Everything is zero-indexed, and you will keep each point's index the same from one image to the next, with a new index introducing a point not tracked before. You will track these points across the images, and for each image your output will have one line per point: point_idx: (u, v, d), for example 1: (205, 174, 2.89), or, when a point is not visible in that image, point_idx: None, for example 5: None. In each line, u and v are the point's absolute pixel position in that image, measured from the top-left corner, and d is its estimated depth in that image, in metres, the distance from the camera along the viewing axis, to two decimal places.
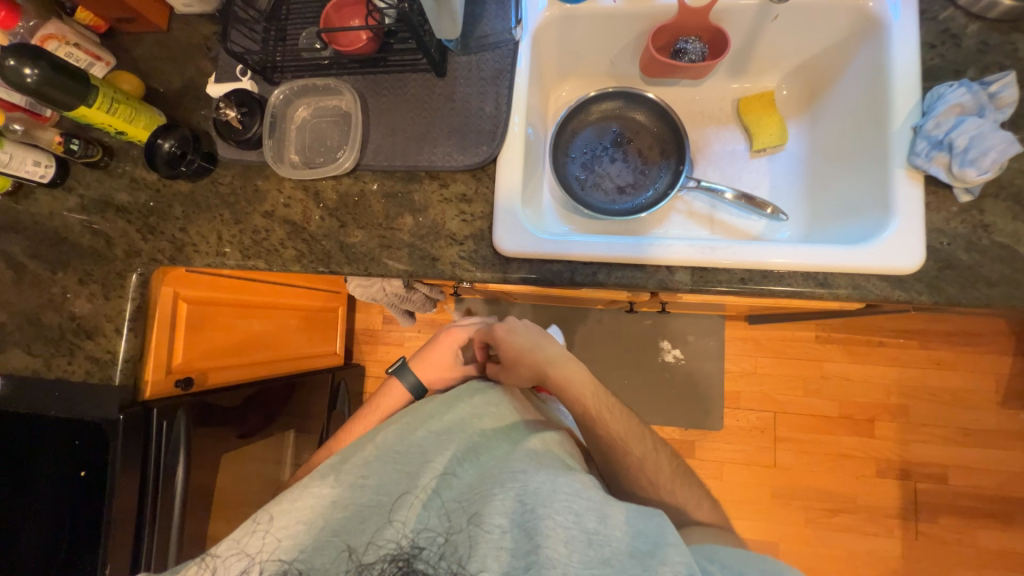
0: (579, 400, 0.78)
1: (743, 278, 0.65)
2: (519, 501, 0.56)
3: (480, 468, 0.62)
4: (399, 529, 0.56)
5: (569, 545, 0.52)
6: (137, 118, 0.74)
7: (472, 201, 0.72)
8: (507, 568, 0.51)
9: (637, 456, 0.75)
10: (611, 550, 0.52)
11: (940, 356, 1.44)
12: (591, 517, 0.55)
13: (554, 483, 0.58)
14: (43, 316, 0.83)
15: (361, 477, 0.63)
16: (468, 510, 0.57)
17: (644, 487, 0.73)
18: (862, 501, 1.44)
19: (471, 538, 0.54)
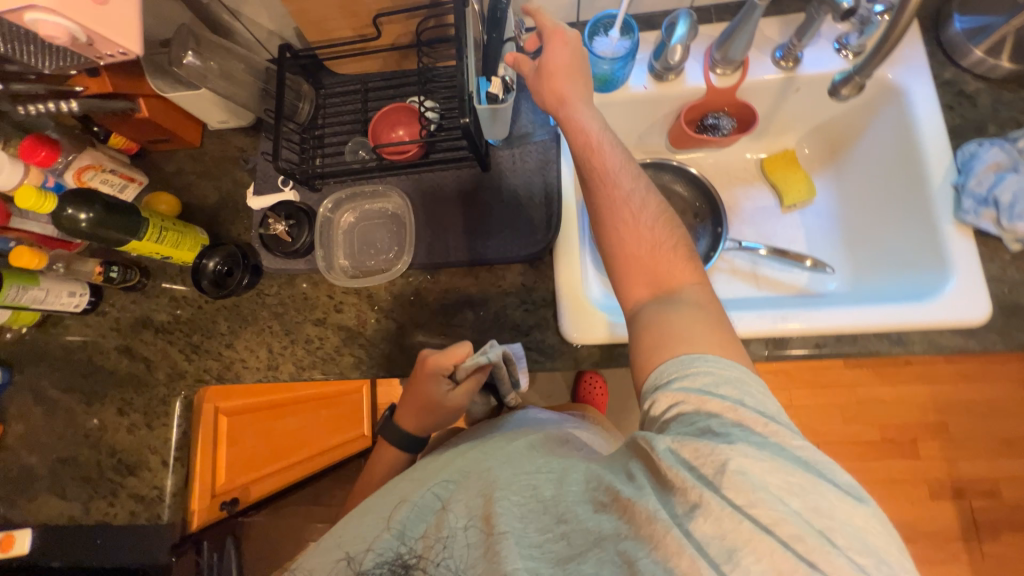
0: (583, 129, 0.59)
1: (818, 343, 0.66)
2: (480, 496, 0.46)
3: (446, 466, 0.54)
4: (377, 545, 0.46)
5: (526, 515, 0.44)
6: (185, 241, 0.73)
7: (533, 291, 0.72)
8: (468, 556, 0.43)
9: (636, 220, 0.56)
10: (575, 513, 0.43)
11: (967, 369, 1.46)
12: (551, 485, 0.46)
13: (516, 462, 0.49)
14: (78, 454, 0.77)
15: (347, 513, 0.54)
16: (439, 502, 0.49)
17: (637, 254, 0.56)
18: (921, 527, 1.41)
19: (435, 538, 0.45)
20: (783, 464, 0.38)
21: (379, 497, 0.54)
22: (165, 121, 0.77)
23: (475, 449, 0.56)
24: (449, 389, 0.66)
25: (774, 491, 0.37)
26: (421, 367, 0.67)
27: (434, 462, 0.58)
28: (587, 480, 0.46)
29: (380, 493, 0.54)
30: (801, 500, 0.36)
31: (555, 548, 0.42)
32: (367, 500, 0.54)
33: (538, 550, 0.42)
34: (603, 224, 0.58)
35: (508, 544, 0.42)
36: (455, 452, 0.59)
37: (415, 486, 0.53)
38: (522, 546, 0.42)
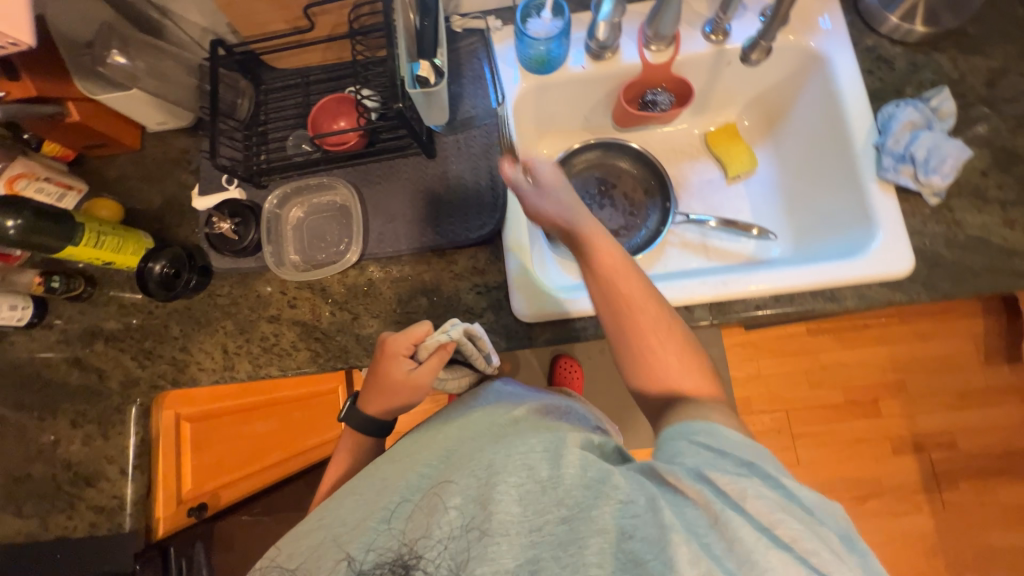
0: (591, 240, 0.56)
1: (758, 304, 0.68)
2: (472, 478, 0.44)
3: (428, 453, 0.50)
4: (370, 546, 0.42)
5: (523, 500, 0.41)
6: (126, 246, 0.71)
7: (484, 273, 0.73)
8: (464, 549, 0.40)
9: (646, 318, 0.53)
10: (575, 495, 0.41)
11: (922, 328, 1.53)
12: (545, 462, 0.43)
13: (510, 445, 0.45)
14: (32, 470, 0.75)
15: (325, 506, 0.48)
16: (424, 490, 0.45)
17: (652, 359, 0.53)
18: (887, 482, 1.47)
19: (426, 529, 0.41)
20: (797, 492, 0.41)
21: (361, 487, 0.49)
22: (98, 125, 0.75)
23: (460, 436, 0.51)
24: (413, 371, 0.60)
25: (793, 514, 0.39)
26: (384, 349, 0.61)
27: (413, 445, 0.53)
28: (584, 461, 0.43)
29: (360, 484, 0.50)
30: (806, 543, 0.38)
31: (557, 532, 0.40)
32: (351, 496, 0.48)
33: (537, 541, 0.39)
34: (616, 328, 0.54)
35: (504, 535, 0.39)
36: (434, 431, 0.54)
37: (396, 476, 0.49)
38: (521, 537, 0.40)
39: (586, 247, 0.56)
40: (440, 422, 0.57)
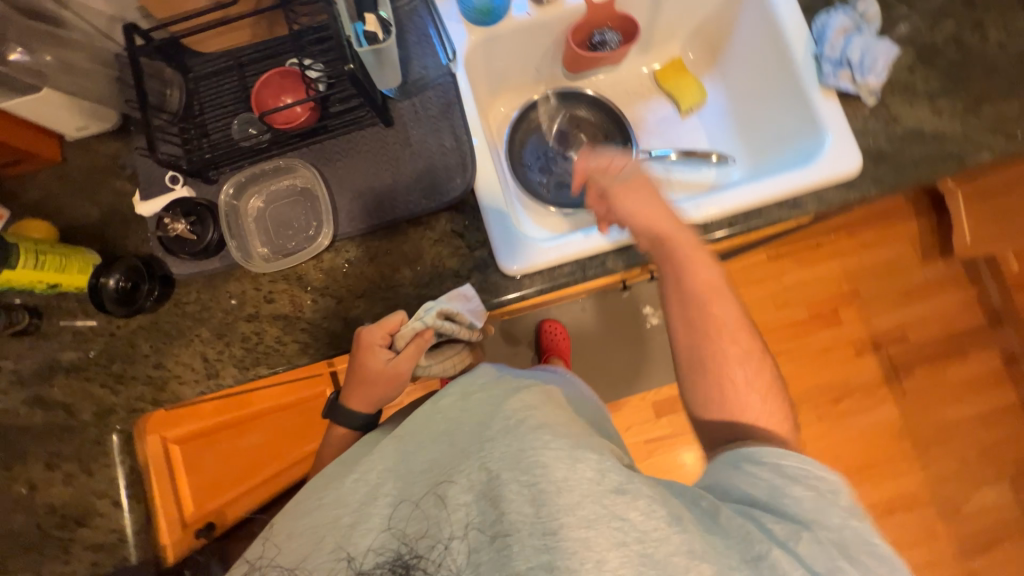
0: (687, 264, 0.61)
1: (730, 223, 0.72)
2: (482, 472, 0.50)
3: (442, 445, 0.55)
4: (373, 541, 0.49)
5: (536, 501, 0.46)
6: (71, 264, 0.65)
7: (464, 234, 0.72)
8: (474, 546, 0.46)
9: (734, 350, 0.59)
10: (589, 499, 0.46)
11: (865, 238, 1.66)
12: (560, 465, 0.48)
13: (521, 440, 0.50)
14: (10, 525, 0.69)
15: (329, 490, 0.55)
16: (437, 490, 0.50)
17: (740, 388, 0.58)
18: (855, 381, 1.61)
19: (439, 524, 0.48)
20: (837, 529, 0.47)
21: (369, 478, 0.55)
22: (7, 138, 0.68)
23: (472, 422, 0.56)
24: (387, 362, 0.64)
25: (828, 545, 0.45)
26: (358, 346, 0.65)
27: (423, 433, 0.58)
28: (599, 466, 0.48)
29: (368, 471, 0.55)
30: (849, 562, 0.45)
31: (569, 535, 0.44)
32: (356, 483, 0.55)
33: (549, 546, 0.44)
34: (700, 344, 0.59)
35: (516, 535, 0.45)
36: (442, 419, 0.58)
37: (408, 471, 0.54)
38: (533, 538, 0.44)
39: (685, 265, 0.60)
40: (447, 407, 0.60)
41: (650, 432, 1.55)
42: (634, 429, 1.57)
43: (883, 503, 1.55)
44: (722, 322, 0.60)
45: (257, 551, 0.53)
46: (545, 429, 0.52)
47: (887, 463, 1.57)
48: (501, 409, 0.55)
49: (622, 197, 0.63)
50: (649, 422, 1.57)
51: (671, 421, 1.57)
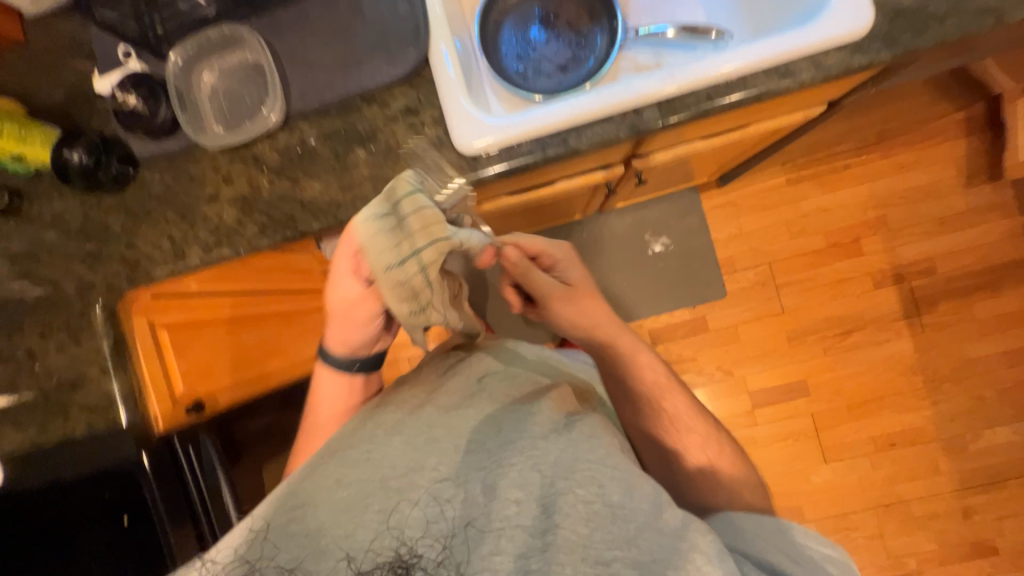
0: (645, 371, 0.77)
1: (709, 96, 0.65)
2: (536, 473, 0.55)
3: (487, 437, 0.58)
4: (384, 535, 0.52)
5: (591, 525, 0.52)
6: (29, 136, 0.67)
7: (419, 112, 0.69)
8: (522, 549, 0.51)
9: (693, 433, 0.75)
10: (643, 534, 0.52)
11: (900, 159, 1.53)
12: (616, 491, 0.54)
13: (577, 450, 0.56)
14: (16, 384, 0.76)
15: (374, 447, 0.57)
16: (485, 480, 0.55)
17: (696, 468, 0.73)
18: (868, 315, 1.53)
19: (489, 512, 0.53)
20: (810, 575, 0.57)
21: (414, 448, 0.57)
22: None
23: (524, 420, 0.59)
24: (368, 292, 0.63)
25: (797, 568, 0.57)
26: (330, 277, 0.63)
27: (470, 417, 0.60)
28: (652, 493, 0.54)
29: (413, 431, 0.58)
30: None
31: (614, 561, 0.51)
32: (399, 449, 0.57)
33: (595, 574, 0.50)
34: (655, 431, 0.75)
35: (569, 555, 0.51)
36: (490, 411, 0.61)
37: (458, 453, 0.57)
38: (583, 562, 0.50)
39: (612, 351, 0.78)
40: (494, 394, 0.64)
41: None
42: None
43: (883, 438, 1.51)
44: (668, 409, 0.76)
45: (282, 512, 0.54)
46: (601, 442, 0.57)
47: (893, 399, 1.52)
48: (551, 411, 0.61)
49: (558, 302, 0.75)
50: None
51: (667, 348, 1.56)
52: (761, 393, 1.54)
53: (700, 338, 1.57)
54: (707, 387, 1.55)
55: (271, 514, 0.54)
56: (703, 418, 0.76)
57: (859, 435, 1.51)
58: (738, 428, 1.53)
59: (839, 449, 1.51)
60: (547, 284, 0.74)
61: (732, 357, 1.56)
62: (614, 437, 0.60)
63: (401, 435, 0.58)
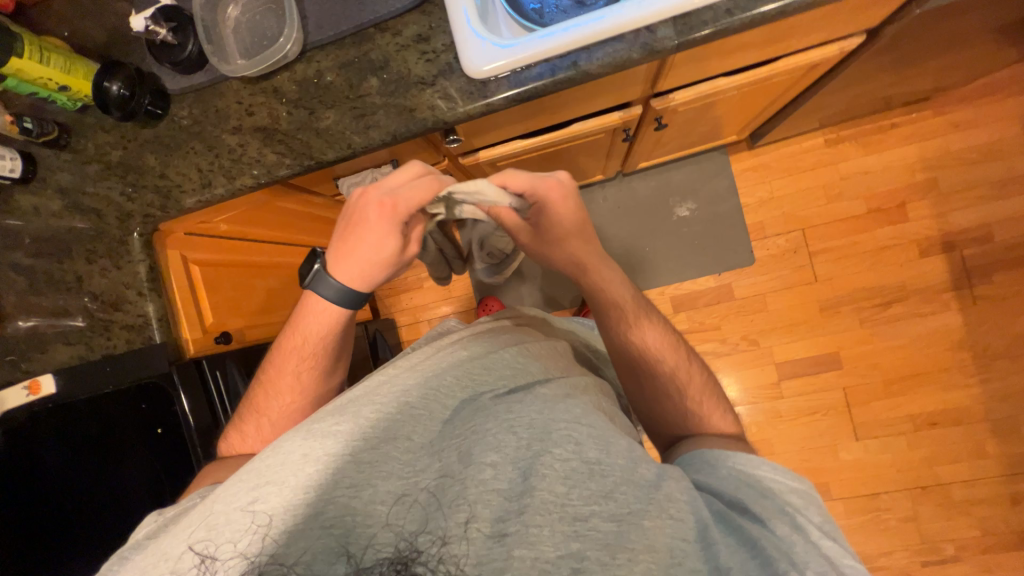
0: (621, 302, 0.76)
1: (728, 10, 0.63)
2: (511, 434, 0.52)
3: (456, 404, 0.55)
4: (368, 521, 0.47)
5: (570, 482, 0.50)
6: (75, 68, 0.72)
7: (430, 39, 0.70)
8: (501, 514, 0.48)
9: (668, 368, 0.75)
10: (625, 485, 0.51)
11: (958, 117, 1.42)
12: (593, 447, 0.52)
13: (552, 411, 0.54)
14: (66, 305, 0.82)
15: (335, 416, 0.52)
16: (460, 447, 0.52)
17: (671, 392, 0.75)
18: (912, 285, 1.43)
19: (465, 479, 0.49)
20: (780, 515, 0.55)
21: (379, 414, 0.53)
22: None
23: (500, 386, 0.58)
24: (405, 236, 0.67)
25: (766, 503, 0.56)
26: (359, 211, 0.65)
27: (435, 381, 0.57)
28: (630, 449, 0.54)
29: (375, 397, 0.54)
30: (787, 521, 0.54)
31: (599, 516, 0.49)
32: (360, 420, 0.52)
33: (579, 534, 0.48)
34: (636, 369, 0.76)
35: (549, 516, 0.48)
36: (462, 377, 0.58)
37: (431, 423, 0.54)
38: (564, 521, 0.48)
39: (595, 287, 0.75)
40: (461, 354, 0.61)
41: None
42: None
43: (923, 417, 1.41)
44: (644, 343, 0.76)
45: (240, 489, 0.47)
46: (576, 402, 0.57)
47: (937, 376, 1.42)
48: (520, 374, 0.59)
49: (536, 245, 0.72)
50: (667, 316, 1.53)
51: (689, 316, 1.52)
52: (788, 365, 1.47)
53: (725, 306, 1.51)
54: (730, 357, 1.49)
55: (227, 497, 0.47)
56: (677, 350, 0.78)
57: (896, 413, 1.42)
58: (763, 400, 1.47)
59: (872, 426, 1.43)
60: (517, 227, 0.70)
61: (759, 327, 1.49)
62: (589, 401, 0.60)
63: (370, 401, 0.54)
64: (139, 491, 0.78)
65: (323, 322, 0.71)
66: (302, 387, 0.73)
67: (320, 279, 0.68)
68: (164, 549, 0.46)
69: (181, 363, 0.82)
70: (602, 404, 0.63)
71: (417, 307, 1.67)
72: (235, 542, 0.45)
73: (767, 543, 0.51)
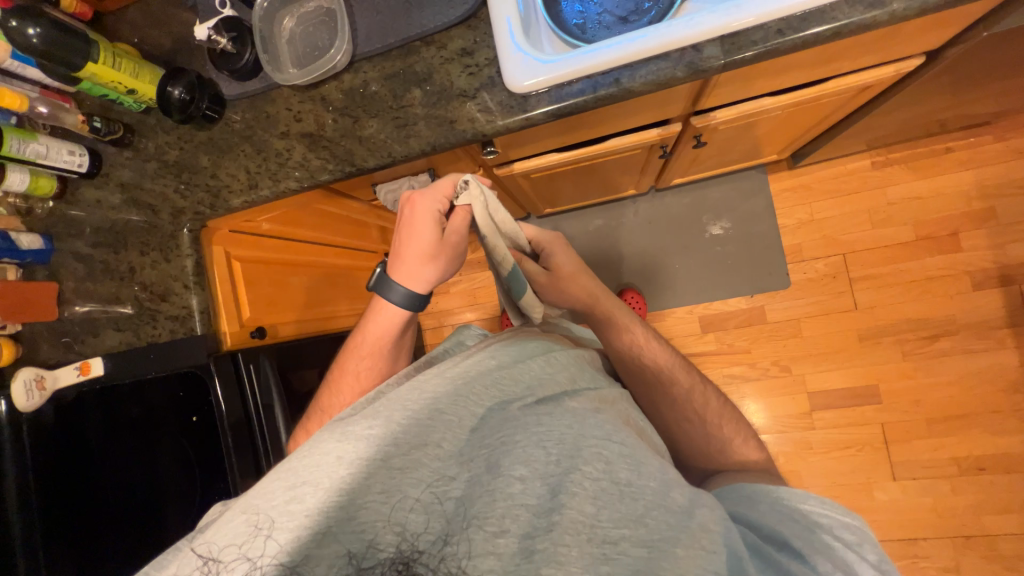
0: (625, 328, 0.82)
1: (780, 30, 0.61)
2: (539, 447, 0.52)
3: (486, 413, 0.55)
4: (394, 527, 0.46)
5: (599, 502, 0.49)
6: (142, 73, 0.77)
7: (474, 53, 0.71)
8: (528, 530, 0.47)
9: (681, 390, 0.78)
10: (655, 510, 0.50)
11: (1020, 143, 1.34)
12: (624, 468, 0.52)
13: (581, 425, 0.54)
14: (118, 293, 0.87)
15: (369, 419, 0.52)
16: (488, 458, 0.51)
17: (690, 416, 0.77)
18: (962, 319, 1.35)
19: (493, 491, 0.49)
20: (822, 549, 0.53)
21: (412, 420, 0.52)
22: None
23: (529, 397, 0.58)
24: (444, 228, 0.70)
25: (807, 536, 0.54)
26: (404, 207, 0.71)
27: (466, 389, 0.57)
28: (661, 469, 0.54)
29: (407, 402, 0.54)
30: (829, 558, 0.52)
31: (629, 538, 0.48)
32: (393, 424, 0.51)
33: (608, 557, 0.47)
34: (651, 395, 0.78)
35: (576, 537, 0.47)
36: (493, 387, 0.58)
37: (461, 431, 0.53)
38: (591, 543, 0.47)
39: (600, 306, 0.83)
40: (492, 363, 0.61)
41: (692, 346, 1.48)
42: (675, 341, 1.50)
43: (969, 460, 1.32)
44: (658, 364, 0.80)
45: (274, 487, 0.46)
46: (604, 419, 0.57)
47: (987, 418, 1.32)
48: (549, 388, 0.60)
49: (550, 287, 0.83)
50: (694, 336, 1.49)
51: (717, 337, 1.48)
52: (821, 395, 1.41)
53: (756, 329, 1.46)
54: (759, 383, 1.44)
55: (261, 492, 0.46)
56: (687, 369, 0.81)
57: (939, 454, 1.34)
58: (793, 430, 1.41)
59: (911, 466, 1.34)
60: (534, 272, 0.82)
61: (792, 353, 1.43)
62: (616, 417, 0.61)
63: (402, 406, 0.53)
64: (173, 472, 0.84)
65: (390, 324, 0.73)
66: (362, 388, 0.72)
67: (379, 283, 0.71)
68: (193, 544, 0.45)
69: (218, 355, 0.85)
70: (630, 420, 0.64)
71: (441, 312, 1.69)
72: (263, 545, 0.43)
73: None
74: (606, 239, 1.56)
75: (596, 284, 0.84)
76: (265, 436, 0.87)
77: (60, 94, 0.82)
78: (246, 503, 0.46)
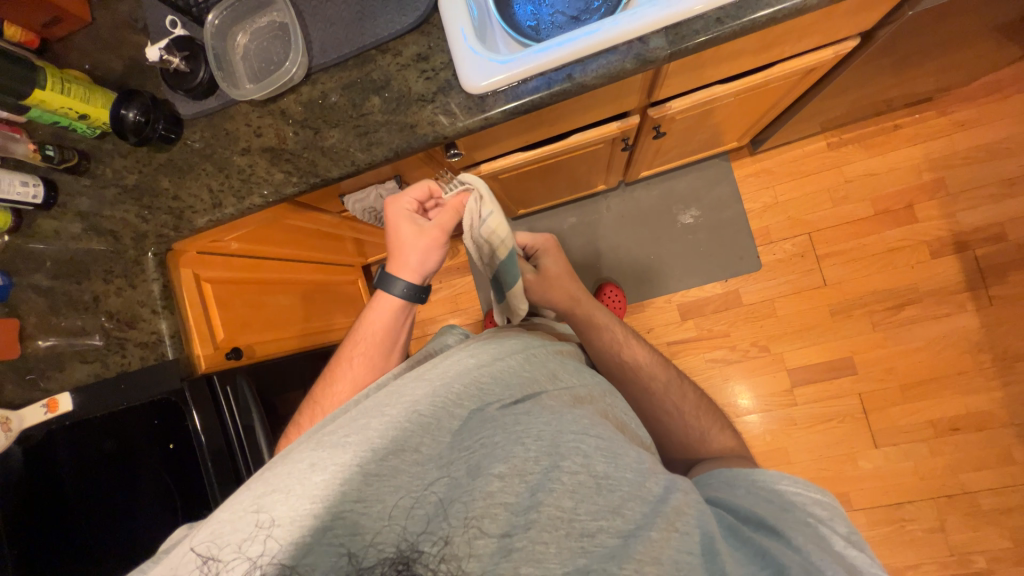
0: (605, 327, 0.85)
1: (719, 18, 0.64)
2: (519, 444, 0.52)
3: (465, 414, 0.55)
4: (374, 534, 0.45)
5: (576, 496, 0.50)
6: (94, 98, 0.76)
7: (429, 57, 0.72)
8: (507, 529, 0.47)
9: (659, 386, 0.80)
10: (632, 501, 0.51)
11: (962, 117, 1.41)
12: (601, 461, 0.53)
13: (560, 422, 0.55)
14: (84, 324, 0.84)
15: (347, 427, 0.52)
16: (468, 459, 0.51)
17: (669, 411, 0.79)
18: (924, 287, 1.40)
19: (472, 492, 0.48)
20: (793, 521, 0.54)
21: (390, 425, 0.52)
22: None
23: (507, 396, 0.58)
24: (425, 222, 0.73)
25: (778, 510, 0.56)
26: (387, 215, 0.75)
27: (445, 391, 0.57)
28: (638, 459, 0.55)
29: (386, 407, 0.54)
30: (800, 531, 0.53)
31: (605, 529, 0.49)
32: (372, 431, 0.51)
33: (586, 550, 0.47)
34: (630, 391, 0.81)
35: (554, 532, 0.47)
36: (471, 389, 0.58)
37: (440, 435, 0.53)
38: (570, 537, 0.48)
39: (578, 308, 0.87)
40: (471, 364, 0.61)
41: (673, 334, 1.50)
42: (657, 331, 1.53)
43: (944, 422, 1.37)
44: (634, 362, 0.82)
45: (252, 496, 0.47)
46: (581, 415, 0.58)
47: (956, 379, 1.38)
48: (528, 387, 0.60)
49: (536, 286, 0.89)
50: (675, 324, 1.52)
51: (697, 323, 1.51)
52: (801, 371, 1.44)
53: (733, 313, 1.50)
54: (740, 364, 1.47)
55: (238, 502, 0.46)
56: (663, 365, 0.84)
57: (916, 418, 1.38)
58: (776, 408, 1.44)
59: (891, 432, 1.39)
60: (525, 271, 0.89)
61: (769, 333, 1.47)
62: (594, 411, 0.62)
63: (381, 412, 0.53)
64: (150, 502, 0.80)
65: (386, 316, 0.74)
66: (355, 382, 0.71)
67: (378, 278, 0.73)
68: (175, 554, 0.45)
69: (193, 378, 0.83)
70: (609, 414, 0.66)
71: (424, 321, 1.69)
72: (242, 549, 0.44)
73: (782, 556, 0.49)
74: (582, 236, 1.58)
75: (575, 287, 0.89)
76: (247, 458, 0.85)
77: (11, 126, 0.80)
78: (226, 515, 0.46)
